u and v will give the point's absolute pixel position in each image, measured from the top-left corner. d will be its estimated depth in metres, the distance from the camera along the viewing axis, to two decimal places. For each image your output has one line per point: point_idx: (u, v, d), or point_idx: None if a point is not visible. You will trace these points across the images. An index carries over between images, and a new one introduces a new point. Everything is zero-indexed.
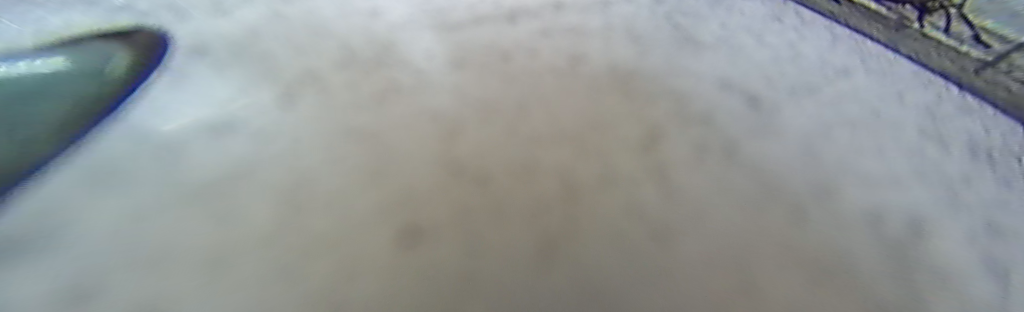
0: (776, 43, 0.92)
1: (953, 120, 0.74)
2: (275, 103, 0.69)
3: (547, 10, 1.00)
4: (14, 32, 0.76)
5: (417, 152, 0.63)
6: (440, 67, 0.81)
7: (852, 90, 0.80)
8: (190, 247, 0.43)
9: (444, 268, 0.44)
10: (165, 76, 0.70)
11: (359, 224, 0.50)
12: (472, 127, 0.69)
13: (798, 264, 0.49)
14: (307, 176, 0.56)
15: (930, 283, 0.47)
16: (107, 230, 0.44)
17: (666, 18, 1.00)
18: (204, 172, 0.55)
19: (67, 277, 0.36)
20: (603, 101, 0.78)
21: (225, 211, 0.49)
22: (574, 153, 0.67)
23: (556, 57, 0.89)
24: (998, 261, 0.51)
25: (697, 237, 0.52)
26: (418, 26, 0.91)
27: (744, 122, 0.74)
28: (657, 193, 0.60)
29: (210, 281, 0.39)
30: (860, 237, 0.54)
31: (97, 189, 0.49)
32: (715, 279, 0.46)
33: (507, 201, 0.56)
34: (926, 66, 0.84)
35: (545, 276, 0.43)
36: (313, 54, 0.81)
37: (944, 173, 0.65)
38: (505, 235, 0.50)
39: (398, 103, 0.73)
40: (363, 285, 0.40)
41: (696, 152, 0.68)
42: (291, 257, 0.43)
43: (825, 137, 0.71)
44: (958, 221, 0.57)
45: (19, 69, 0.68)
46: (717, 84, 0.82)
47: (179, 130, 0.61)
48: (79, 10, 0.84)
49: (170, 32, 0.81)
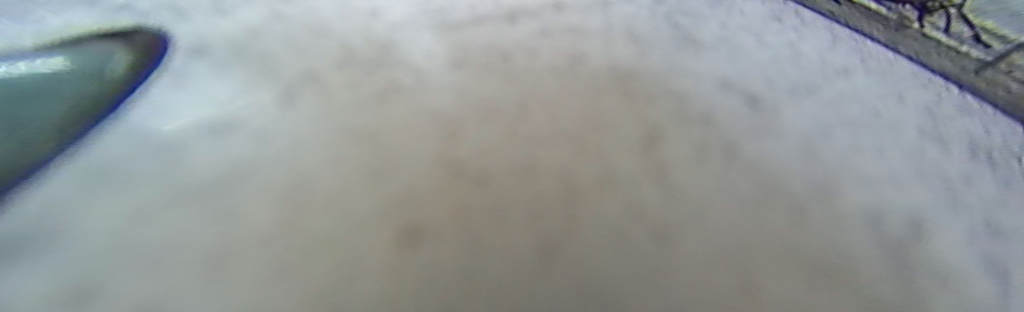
0: (776, 43, 0.93)
1: (952, 121, 0.74)
2: (276, 103, 0.69)
3: (547, 10, 1.00)
4: (14, 32, 0.76)
5: (417, 152, 0.63)
6: (440, 67, 0.81)
7: (852, 90, 0.81)
8: (189, 247, 0.43)
9: (445, 269, 0.43)
10: (165, 75, 0.70)
11: (359, 224, 0.50)
12: (472, 127, 0.70)
13: (797, 264, 0.50)
14: (308, 176, 0.56)
15: (930, 282, 0.47)
16: (107, 230, 0.44)
17: (666, 18, 1.00)
18: (203, 172, 0.55)
19: (68, 277, 0.36)
20: (604, 101, 0.78)
21: (225, 211, 0.50)
22: (574, 153, 0.67)
23: (557, 57, 0.89)
24: (999, 261, 0.51)
25: (697, 236, 0.53)
26: (418, 27, 0.91)
27: (744, 122, 0.74)
28: (657, 193, 0.60)
29: (211, 281, 0.39)
30: (859, 236, 0.54)
31: (98, 189, 0.49)
32: (716, 279, 0.46)
33: (508, 201, 0.56)
34: (926, 66, 0.85)
35: (545, 276, 0.44)
36: (313, 54, 0.81)
37: (944, 173, 0.65)
38: (505, 235, 0.50)
39: (399, 104, 0.72)
40: (363, 286, 0.40)
41: (697, 153, 0.68)
42: (292, 258, 0.43)
43: (825, 137, 0.71)
44: (957, 219, 0.57)
45: (19, 69, 0.68)
46: (717, 84, 0.82)
47: (178, 130, 0.60)
48: (79, 10, 0.84)
49: (171, 32, 0.81)
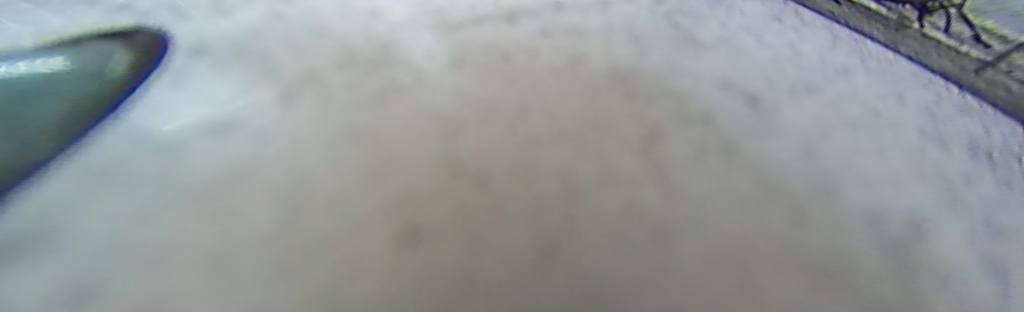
0: (776, 43, 0.93)
1: (952, 121, 0.74)
2: (276, 102, 0.69)
3: (547, 10, 1.00)
4: (14, 32, 0.76)
5: (417, 152, 0.63)
6: (440, 67, 0.82)
7: (852, 90, 0.81)
8: (190, 247, 0.43)
9: (445, 269, 0.43)
10: (165, 75, 0.70)
11: (359, 224, 0.50)
12: (472, 127, 0.70)
13: (797, 264, 0.50)
14: (308, 175, 0.56)
15: (930, 282, 0.47)
16: (106, 230, 0.44)
17: (666, 18, 1.00)
18: (203, 172, 0.55)
19: (68, 277, 0.36)
20: (604, 101, 0.78)
21: (225, 211, 0.50)
22: (574, 152, 0.67)
23: (557, 57, 0.89)
24: (999, 262, 0.51)
25: (698, 236, 0.53)
26: (418, 27, 0.91)
27: (744, 122, 0.74)
28: (657, 193, 0.60)
29: (212, 281, 0.39)
30: (859, 236, 0.54)
31: (98, 189, 0.49)
32: (716, 279, 0.46)
33: (508, 201, 0.57)
34: (926, 66, 0.85)
35: (545, 276, 0.44)
36: (313, 54, 0.81)
37: (944, 173, 0.65)
38: (506, 235, 0.50)
39: (399, 103, 0.72)
40: (363, 286, 0.40)
41: (697, 153, 0.68)
42: (291, 258, 0.43)
43: (825, 137, 0.71)
44: (958, 219, 0.57)
45: (19, 69, 0.68)
46: (717, 84, 0.82)
47: (178, 130, 0.60)
48: (78, 10, 0.84)
49: (171, 32, 0.81)
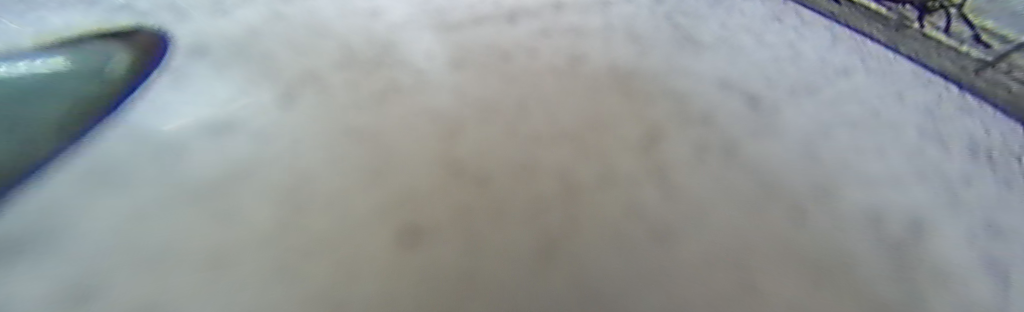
0: (776, 43, 0.93)
1: (952, 121, 0.74)
2: (276, 102, 0.69)
3: (547, 10, 1.00)
4: (15, 33, 0.76)
5: (418, 152, 0.63)
6: (440, 67, 0.82)
7: (852, 90, 0.81)
8: (191, 247, 0.43)
9: (444, 269, 0.43)
10: (165, 75, 0.70)
11: (359, 225, 0.50)
12: (472, 128, 0.70)
13: (798, 264, 0.49)
14: (308, 175, 0.56)
15: (931, 281, 0.47)
16: (106, 231, 0.44)
17: (666, 18, 1.00)
18: (204, 171, 0.55)
19: (69, 276, 0.36)
20: (604, 101, 0.78)
21: (225, 211, 0.50)
22: (574, 152, 0.67)
23: (556, 56, 0.89)
24: (1000, 261, 0.51)
25: (698, 236, 0.53)
26: (418, 27, 0.91)
27: (744, 121, 0.74)
28: (656, 193, 0.60)
29: (211, 280, 0.39)
30: (859, 236, 0.54)
31: (98, 189, 0.49)
32: (717, 279, 0.46)
33: (508, 200, 0.57)
34: (926, 66, 0.85)
35: (546, 276, 0.43)
36: (314, 54, 0.81)
37: (943, 173, 0.65)
38: (506, 236, 0.50)
39: (399, 104, 0.73)
40: (362, 286, 0.40)
41: (697, 153, 0.68)
42: (292, 257, 0.43)
43: (826, 137, 0.71)
44: (958, 219, 0.57)
45: (19, 69, 0.68)
46: (717, 84, 0.82)
47: (179, 130, 0.61)
48: (79, 10, 0.84)
49: (171, 32, 0.81)
